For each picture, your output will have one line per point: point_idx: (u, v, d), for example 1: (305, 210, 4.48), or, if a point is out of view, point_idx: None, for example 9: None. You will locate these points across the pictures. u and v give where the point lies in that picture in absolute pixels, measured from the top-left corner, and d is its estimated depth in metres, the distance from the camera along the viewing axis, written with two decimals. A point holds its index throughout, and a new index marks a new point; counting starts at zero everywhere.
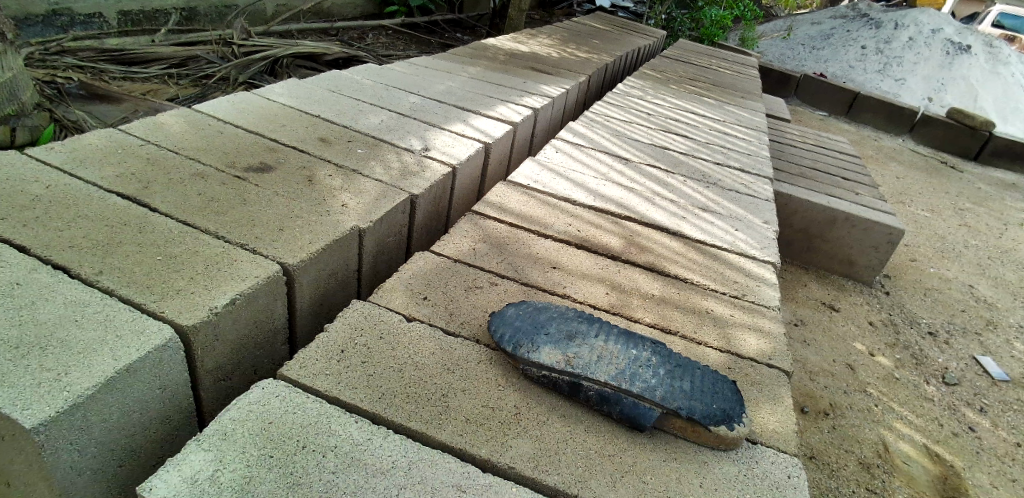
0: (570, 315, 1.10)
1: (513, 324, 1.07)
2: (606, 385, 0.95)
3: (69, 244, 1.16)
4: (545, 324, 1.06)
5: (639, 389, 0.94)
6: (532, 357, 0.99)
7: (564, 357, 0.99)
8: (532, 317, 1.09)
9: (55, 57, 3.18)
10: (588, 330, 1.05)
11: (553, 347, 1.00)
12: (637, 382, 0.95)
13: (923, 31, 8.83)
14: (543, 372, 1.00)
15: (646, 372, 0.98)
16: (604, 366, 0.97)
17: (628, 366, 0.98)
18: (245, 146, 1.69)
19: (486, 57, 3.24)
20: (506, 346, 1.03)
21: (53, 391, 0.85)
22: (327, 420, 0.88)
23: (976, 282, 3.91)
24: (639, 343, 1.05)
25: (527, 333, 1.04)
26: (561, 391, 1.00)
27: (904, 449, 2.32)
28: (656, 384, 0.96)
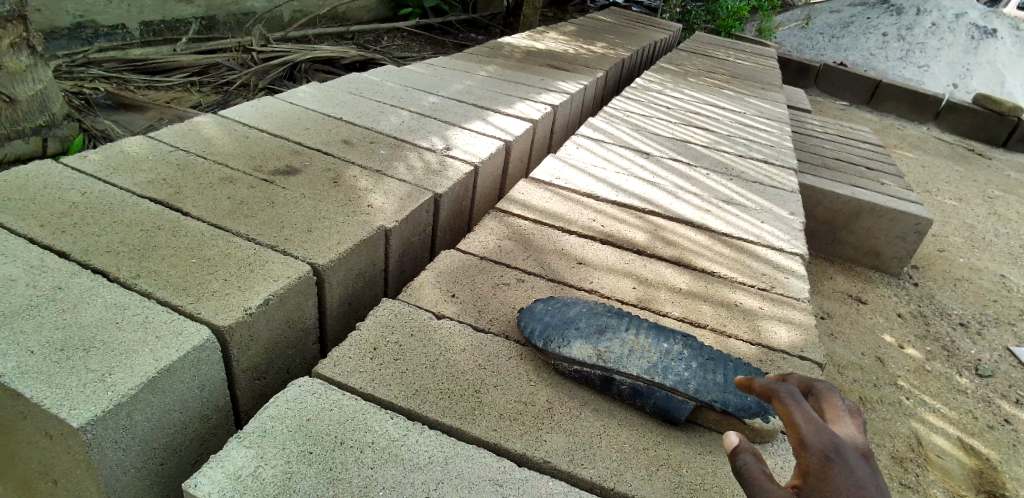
0: (599, 310, 1.10)
1: (542, 319, 1.07)
2: (639, 378, 0.95)
3: (106, 249, 1.19)
4: (574, 318, 1.07)
5: (671, 381, 0.94)
6: (564, 351, 0.99)
7: (595, 351, 0.99)
8: (561, 312, 1.09)
9: (82, 68, 3.25)
10: (617, 325, 1.05)
11: (583, 342, 1.01)
12: (668, 374, 0.95)
13: (946, 16, 8.66)
14: (574, 367, 1.00)
15: (679, 364, 0.98)
16: (635, 359, 0.97)
17: (660, 359, 0.98)
18: (271, 149, 1.72)
19: (503, 55, 3.24)
20: (536, 341, 1.03)
21: (99, 391, 0.87)
22: (364, 417, 0.89)
23: (1008, 272, 3.82)
24: (669, 334, 1.05)
25: (557, 328, 1.04)
26: (593, 385, 1.01)
27: (938, 443, 2.27)
28: (689, 377, 0.96)
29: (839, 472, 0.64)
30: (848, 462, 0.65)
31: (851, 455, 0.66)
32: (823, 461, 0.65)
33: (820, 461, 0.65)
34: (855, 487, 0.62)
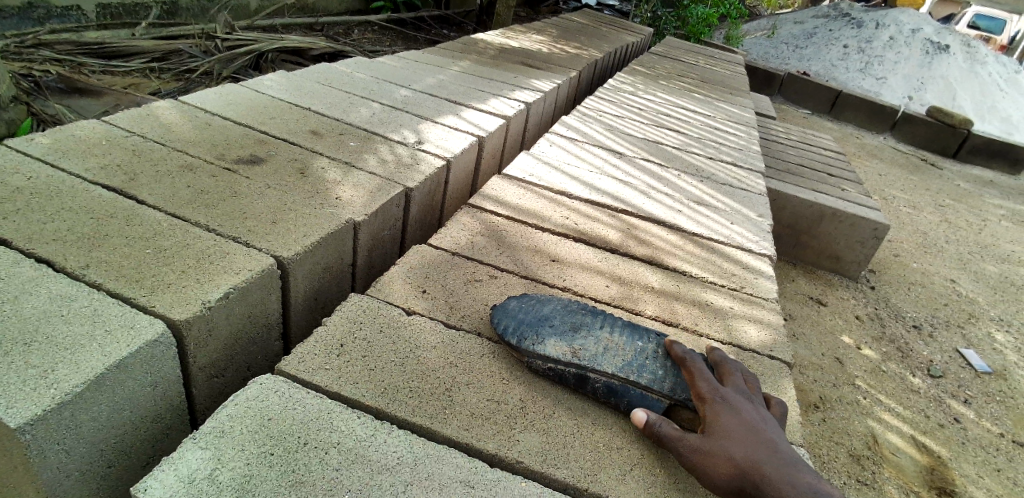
0: (572, 306, 1.08)
1: (516, 316, 1.05)
2: (614, 376, 0.95)
3: (52, 237, 1.11)
4: (547, 313, 1.05)
5: (647, 381, 0.94)
6: (539, 350, 0.98)
7: (570, 349, 0.97)
8: (535, 309, 1.07)
9: (32, 49, 3.09)
10: (592, 322, 1.04)
11: (557, 339, 0.99)
12: (643, 373, 0.95)
13: (903, 31, 9.01)
14: (548, 365, 0.98)
15: (653, 362, 0.98)
16: (610, 357, 0.97)
17: (635, 356, 0.98)
18: (234, 138, 1.65)
19: (475, 51, 3.22)
20: (510, 338, 1.01)
21: (40, 388, 0.81)
22: (329, 417, 0.85)
23: (958, 277, 3.97)
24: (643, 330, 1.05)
25: (531, 324, 1.02)
26: (567, 383, 0.99)
27: (893, 441, 2.34)
28: (664, 375, 0.96)
29: (727, 411, 0.89)
30: (731, 402, 0.91)
31: (733, 399, 0.92)
32: (715, 404, 0.90)
33: (713, 404, 0.90)
34: (735, 420, 0.88)
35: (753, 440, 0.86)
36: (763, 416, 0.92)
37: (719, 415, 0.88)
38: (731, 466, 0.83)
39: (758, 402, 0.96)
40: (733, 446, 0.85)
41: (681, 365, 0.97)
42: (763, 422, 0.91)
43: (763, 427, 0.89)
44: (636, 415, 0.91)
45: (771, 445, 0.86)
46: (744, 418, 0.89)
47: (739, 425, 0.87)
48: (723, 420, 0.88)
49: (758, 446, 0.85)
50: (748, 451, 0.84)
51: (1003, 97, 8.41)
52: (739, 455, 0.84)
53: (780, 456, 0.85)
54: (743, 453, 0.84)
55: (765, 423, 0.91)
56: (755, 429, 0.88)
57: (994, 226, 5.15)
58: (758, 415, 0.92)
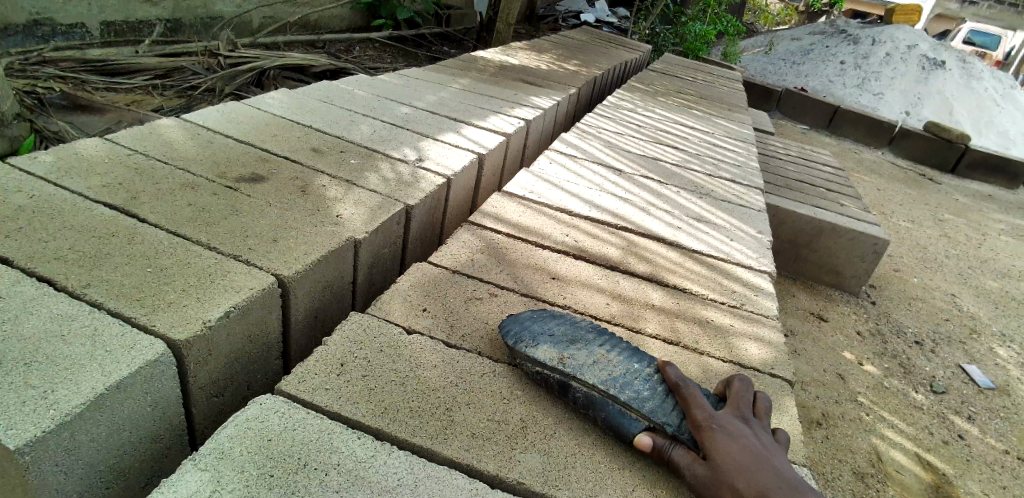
0: (581, 323, 1.09)
1: (524, 323, 1.08)
2: (593, 386, 0.94)
3: (54, 256, 1.11)
4: (552, 325, 1.08)
5: (626, 397, 0.93)
6: (529, 352, 1.00)
7: (559, 355, 0.99)
8: (543, 320, 1.09)
9: (36, 67, 3.11)
10: (592, 339, 1.04)
11: (551, 346, 1.01)
12: (624, 389, 0.94)
13: (899, 47, 9.10)
14: (535, 368, 1.00)
15: (642, 383, 0.97)
16: (596, 369, 0.97)
17: (623, 373, 0.97)
18: (237, 156, 1.66)
19: (475, 68, 3.25)
20: (509, 340, 1.04)
21: (39, 409, 0.81)
22: (329, 437, 0.85)
23: (958, 292, 3.97)
24: (645, 355, 1.04)
25: (532, 332, 1.05)
26: (552, 390, 1.00)
27: (897, 458, 2.32)
28: (647, 396, 0.94)
29: (725, 437, 0.89)
30: (728, 429, 0.91)
31: (730, 425, 0.92)
32: (715, 431, 0.90)
33: (711, 431, 0.90)
34: (736, 448, 0.88)
35: (756, 469, 0.86)
36: (763, 441, 0.93)
37: (720, 444, 0.88)
38: None
39: (757, 424, 0.96)
40: (735, 476, 0.85)
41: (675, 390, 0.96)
42: (765, 448, 0.91)
43: (765, 454, 0.89)
44: (638, 440, 0.91)
45: (774, 472, 0.87)
46: (744, 445, 0.89)
47: (740, 453, 0.87)
48: (723, 448, 0.88)
49: (761, 475, 0.86)
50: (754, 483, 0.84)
51: (1000, 112, 8.47)
52: (744, 487, 0.84)
53: (784, 483, 0.85)
54: (746, 485, 0.84)
55: (767, 449, 0.91)
56: (756, 457, 0.88)
57: (994, 240, 5.16)
58: (760, 441, 0.92)
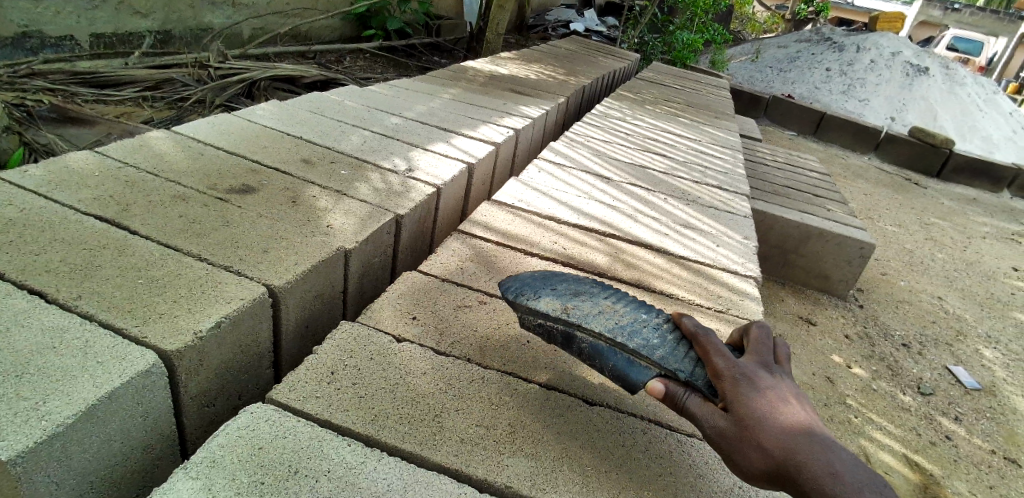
0: (583, 279, 1.11)
1: (529, 281, 1.08)
2: (600, 334, 0.96)
3: (45, 269, 1.12)
4: (554, 280, 1.09)
5: (634, 344, 0.94)
6: (533, 305, 1.01)
7: (562, 306, 1.00)
8: (549, 277, 1.10)
9: (24, 79, 3.11)
10: (598, 294, 1.06)
11: (553, 298, 1.03)
12: (632, 336, 0.96)
13: (884, 53, 9.24)
14: (538, 319, 1.01)
15: (650, 330, 0.99)
16: (602, 317, 0.99)
17: (631, 324, 0.98)
18: (227, 168, 1.67)
19: (465, 79, 3.28)
20: (514, 296, 1.05)
21: (31, 421, 0.82)
22: (319, 445, 0.86)
23: (945, 294, 4.02)
24: (651, 308, 1.06)
25: (537, 288, 1.05)
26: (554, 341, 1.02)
27: (885, 460, 2.35)
28: (656, 344, 0.96)
29: (747, 388, 0.89)
30: (750, 378, 0.91)
31: (753, 374, 0.91)
32: (737, 382, 0.90)
33: (733, 381, 0.90)
34: (760, 399, 0.88)
35: (783, 420, 0.86)
36: (790, 388, 0.92)
37: (742, 395, 0.89)
38: (762, 455, 0.84)
39: (782, 370, 0.96)
40: (760, 431, 0.85)
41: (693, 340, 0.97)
42: (790, 393, 0.91)
43: (792, 403, 0.89)
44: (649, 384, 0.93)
45: (802, 423, 0.87)
46: (769, 393, 0.89)
47: (765, 404, 0.87)
48: (746, 399, 0.88)
49: (787, 426, 0.85)
50: (779, 431, 0.85)
51: (983, 117, 8.60)
52: (770, 442, 0.84)
53: (812, 434, 0.85)
54: (772, 439, 0.84)
55: (794, 395, 0.91)
56: (782, 407, 0.88)
57: (979, 243, 5.23)
58: (786, 386, 0.92)
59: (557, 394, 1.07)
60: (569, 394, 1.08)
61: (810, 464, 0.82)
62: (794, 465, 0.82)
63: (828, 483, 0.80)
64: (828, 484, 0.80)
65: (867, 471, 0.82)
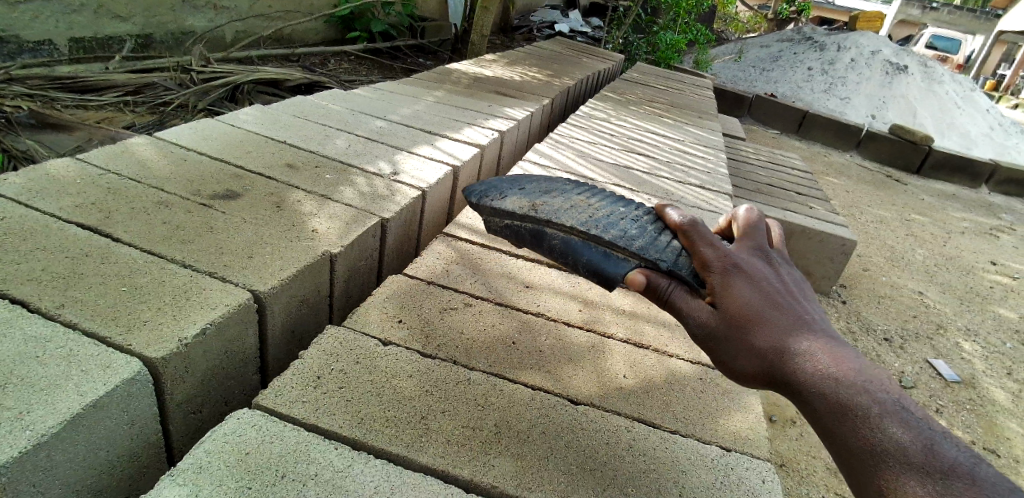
0: (568, 189, 1.19)
1: (513, 191, 1.19)
2: (570, 229, 1.06)
3: (27, 278, 1.12)
4: (524, 183, 1.22)
5: (609, 237, 1.02)
6: (510, 210, 1.13)
7: (538, 208, 1.11)
8: (534, 188, 1.19)
9: (3, 85, 3.07)
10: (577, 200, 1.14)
11: (530, 203, 1.13)
12: (605, 231, 1.04)
13: (864, 52, 9.38)
14: (511, 221, 1.14)
15: (626, 224, 1.06)
16: (573, 216, 1.08)
17: (608, 223, 1.06)
18: (211, 173, 1.67)
19: (450, 81, 3.28)
20: (496, 204, 1.16)
21: (15, 430, 0.82)
22: (306, 449, 0.87)
23: (925, 289, 4.09)
24: (629, 208, 1.13)
25: (519, 197, 1.16)
26: (524, 239, 1.13)
27: None
28: (634, 238, 1.02)
29: (738, 283, 0.89)
30: (741, 271, 0.91)
31: (744, 269, 0.91)
32: (727, 275, 0.90)
33: (722, 274, 0.90)
34: (751, 294, 0.88)
35: (772, 316, 0.87)
36: (781, 283, 0.93)
37: (732, 289, 0.89)
38: (750, 352, 0.85)
39: (772, 264, 0.96)
40: (749, 328, 0.86)
41: (677, 232, 1.00)
42: (781, 288, 0.92)
43: (781, 299, 0.90)
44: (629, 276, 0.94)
45: (792, 319, 0.87)
46: (760, 289, 0.89)
47: (754, 297, 0.88)
48: (736, 294, 0.88)
49: (776, 322, 0.86)
50: (771, 328, 0.86)
51: (961, 114, 8.75)
52: (759, 340, 0.85)
53: (801, 330, 0.86)
54: (761, 337, 0.85)
55: (788, 291, 0.92)
56: (772, 303, 0.88)
57: (958, 238, 5.33)
58: (780, 282, 0.92)
59: (540, 394, 1.08)
60: (553, 394, 1.10)
61: (798, 362, 0.83)
62: (782, 363, 0.83)
63: (816, 380, 0.80)
64: (817, 381, 0.81)
65: (857, 363, 0.83)
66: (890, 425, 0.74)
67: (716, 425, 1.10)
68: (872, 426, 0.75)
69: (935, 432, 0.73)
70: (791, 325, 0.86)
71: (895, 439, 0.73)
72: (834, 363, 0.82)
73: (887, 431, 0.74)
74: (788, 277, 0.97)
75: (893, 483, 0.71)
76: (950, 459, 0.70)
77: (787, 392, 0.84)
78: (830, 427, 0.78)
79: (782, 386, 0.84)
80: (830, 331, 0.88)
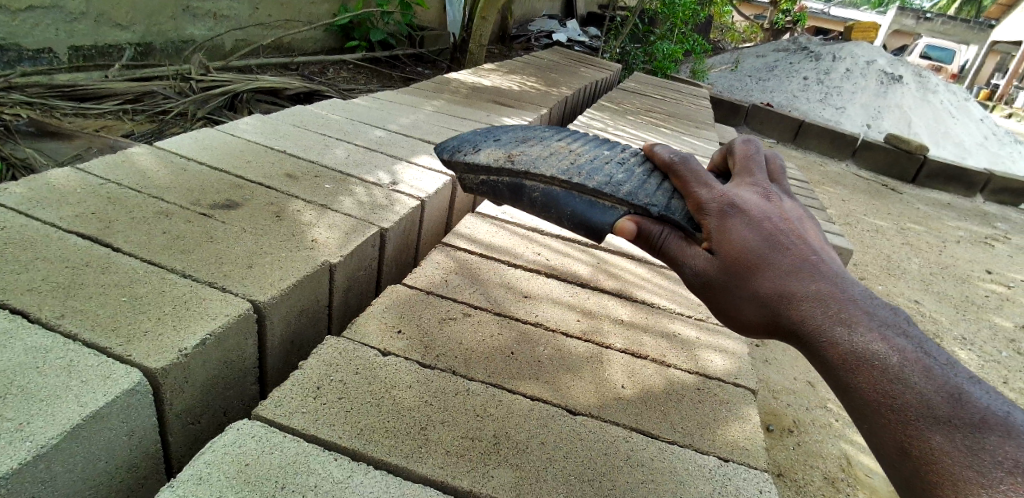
0: (537, 138, 1.19)
1: (478, 144, 1.17)
2: (552, 180, 1.05)
3: (27, 288, 1.12)
4: (497, 134, 1.21)
5: (593, 185, 1.03)
6: (482, 163, 1.11)
7: (513, 160, 1.10)
8: (502, 140, 1.18)
9: (2, 93, 3.08)
10: (552, 152, 1.12)
11: (501, 154, 1.12)
12: (588, 178, 1.04)
13: (859, 62, 9.45)
14: (483, 175, 1.13)
15: (608, 171, 1.07)
16: (551, 165, 1.08)
17: (589, 171, 1.06)
18: (211, 182, 1.67)
19: (449, 91, 3.30)
20: (464, 159, 1.15)
21: (15, 441, 0.82)
22: (306, 460, 0.87)
23: (921, 298, 4.11)
24: (608, 156, 1.14)
25: (487, 148, 1.14)
26: (502, 194, 1.12)
27: (866, 463, 2.39)
28: (618, 186, 1.03)
29: (737, 225, 0.87)
30: (739, 212, 0.88)
31: (742, 209, 0.89)
32: (724, 218, 0.88)
33: (718, 217, 0.88)
34: (752, 237, 0.85)
35: (776, 255, 0.83)
36: (784, 221, 0.89)
37: (730, 232, 0.86)
38: (754, 298, 0.83)
39: (775, 203, 0.93)
40: (750, 272, 0.83)
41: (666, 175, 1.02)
42: (787, 227, 0.88)
43: (785, 237, 0.86)
44: (619, 225, 0.96)
45: (798, 257, 0.84)
46: (761, 228, 0.86)
47: (753, 237, 0.85)
48: (734, 236, 0.86)
49: (779, 262, 0.83)
50: (775, 271, 0.82)
51: (956, 123, 8.81)
52: (762, 285, 0.83)
53: (808, 268, 0.82)
54: (765, 282, 0.83)
55: (794, 230, 0.88)
56: (774, 242, 0.85)
57: (954, 247, 5.36)
58: (784, 222, 0.89)
59: (539, 404, 1.08)
60: (551, 404, 1.10)
61: (804, 306, 0.79)
62: (786, 308, 0.81)
63: (827, 327, 0.77)
64: (826, 327, 0.77)
65: (870, 303, 0.79)
66: (911, 375, 0.71)
67: (714, 436, 1.11)
68: (891, 376, 0.72)
69: (959, 379, 0.70)
70: (797, 267, 0.82)
71: (915, 391, 0.70)
72: (845, 307, 0.78)
73: (903, 378, 0.71)
74: (792, 214, 0.94)
75: (916, 436, 0.69)
76: (978, 409, 0.67)
77: (792, 338, 0.82)
78: (842, 378, 0.75)
79: (786, 333, 0.81)
80: (843, 270, 0.84)
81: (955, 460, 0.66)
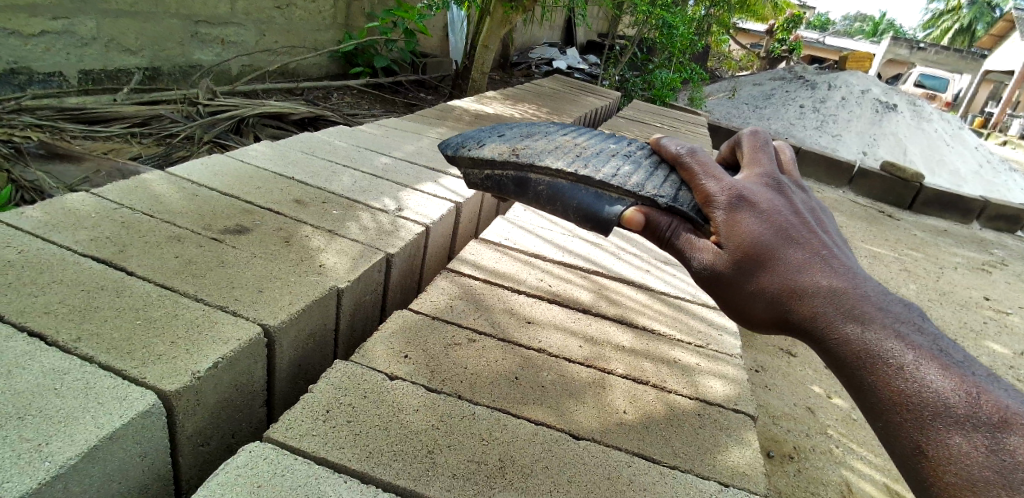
0: (539, 136, 1.25)
1: (483, 141, 1.23)
2: (558, 172, 1.09)
3: (44, 311, 1.15)
4: (500, 132, 1.28)
5: (601, 177, 1.07)
6: (488, 157, 1.16)
7: (518, 154, 1.14)
8: (505, 138, 1.23)
9: (12, 115, 3.13)
10: (555, 148, 1.17)
11: (507, 149, 1.17)
12: (594, 172, 1.09)
13: (854, 91, 9.62)
14: (489, 170, 1.17)
15: (614, 166, 1.12)
16: (556, 159, 1.13)
17: (594, 165, 1.11)
18: (221, 208, 1.71)
19: (452, 118, 3.37)
20: (470, 153, 1.20)
21: (34, 462, 0.84)
22: (317, 482, 0.90)
23: None
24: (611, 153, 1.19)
25: (492, 145, 1.20)
26: (507, 188, 1.15)
27: (867, 489, 2.39)
28: (623, 179, 1.07)
29: (746, 220, 0.92)
30: (748, 206, 0.94)
31: (752, 204, 0.94)
32: (734, 213, 0.93)
33: (727, 212, 0.94)
34: (762, 231, 0.91)
35: (784, 250, 0.89)
36: (790, 215, 0.95)
37: (740, 227, 0.92)
38: (764, 292, 0.89)
39: (781, 196, 0.99)
40: (761, 266, 0.89)
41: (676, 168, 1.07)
42: (794, 222, 0.94)
43: (794, 232, 0.92)
44: (626, 215, 1.00)
45: (805, 252, 0.90)
46: (769, 222, 0.92)
47: (762, 230, 0.91)
48: (744, 230, 0.91)
49: (789, 256, 0.89)
50: (785, 266, 0.88)
51: (951, 151, 8.93)
52: (772, 280, 0.88)
53: (816, 261, 0.89)
54: (774, 276, 0.88)
55: (802, 226, 0.94)
56: (783, 237, 0.91)
57: (951, 273, 5.40)
58: (793, 218, 0.95)
59: (543, 429, 1.11)
60: (555, 429, 1.13)
61: (814, 301, 0.85)
62: (798, 305, 0.86)
63: (838, 322, 0.83)
64: (839, 324, 0.83)
65: (877, 297, 0.85)
66: (924, 371, 0.76)
67: (715, 461, 1.13)
68: (905, 374, 0.77)
69: (974, 378, 0.75)
70: (808, 263, 0.88)
71: (932, 389, 0.75)
72: (856, 304, 0.83)
73: (917, 375, 0.76)
74: (803, 210, 0.99)
75: (933, 434, 0.74)
76: (995, 407, 0.72)
77: (801, 333, 0.88)
78: (856, 374, 0.81)
79: (797, 328, 0.87)
80: (850, 265, 0.90)
81: (973, 462, 0.70)
